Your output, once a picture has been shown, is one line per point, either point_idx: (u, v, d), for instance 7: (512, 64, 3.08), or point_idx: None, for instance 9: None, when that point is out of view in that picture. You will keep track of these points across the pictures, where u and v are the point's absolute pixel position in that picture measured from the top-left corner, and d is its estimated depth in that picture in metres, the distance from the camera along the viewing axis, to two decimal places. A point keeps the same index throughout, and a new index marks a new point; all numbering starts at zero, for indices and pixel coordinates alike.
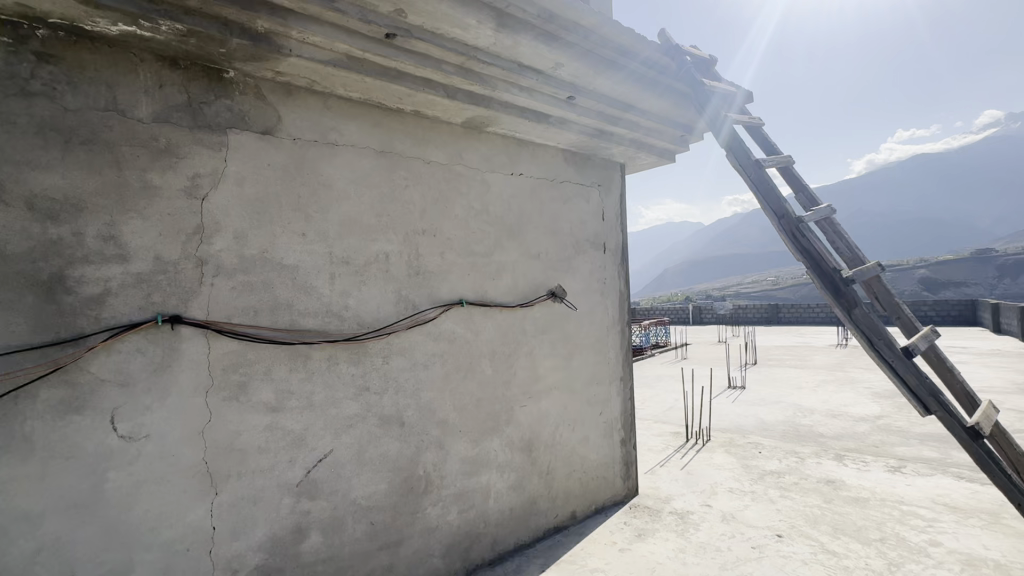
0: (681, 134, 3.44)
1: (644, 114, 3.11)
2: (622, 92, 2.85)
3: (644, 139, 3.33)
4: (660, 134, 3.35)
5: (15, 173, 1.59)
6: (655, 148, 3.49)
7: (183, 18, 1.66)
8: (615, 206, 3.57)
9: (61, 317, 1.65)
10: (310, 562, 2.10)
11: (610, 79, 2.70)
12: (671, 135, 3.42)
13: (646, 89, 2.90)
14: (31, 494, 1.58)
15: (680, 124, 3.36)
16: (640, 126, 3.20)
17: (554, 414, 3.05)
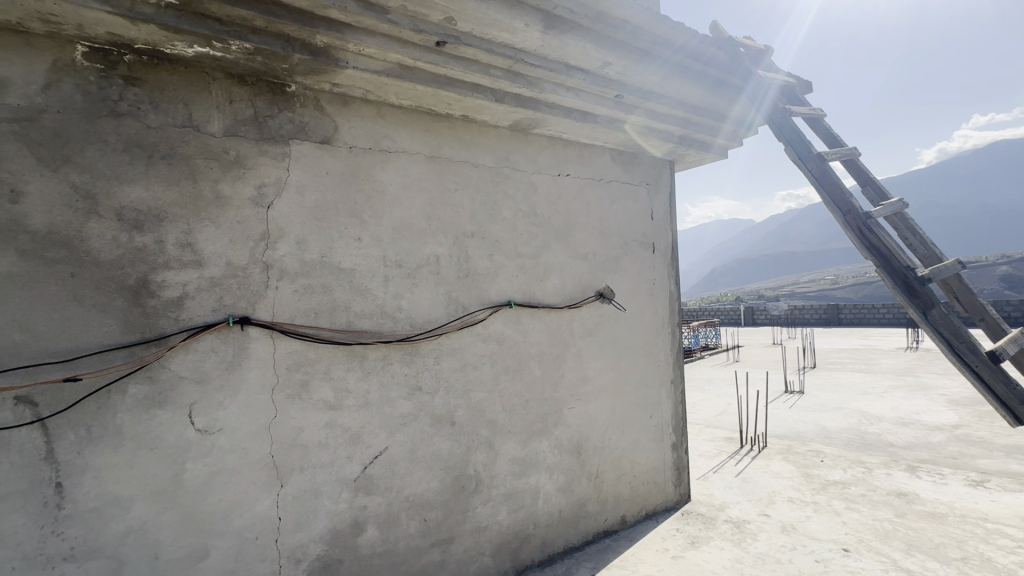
0: (735, 129, 3.33)
1: (696, 110, 3.03)
2: (672, 88, 2.79)
3: (695, 136, 3.25)
4: (713, 130, 3.26)
5: (107, 188, 1.75)
6: (707, 146, 3.40)
7: (251, 37, 1.77)
8: (665, 205, 3.50)
9: (146, 318, 1.79)
10: (367, 555, 2.18)
11: (660, 75, 2.65)
12: (724, 131, 3.32)
13: (697, 84, 2.83)
14: (121, 480, 1.72)
15: (734, 120, 3.25)
16: (691, 123, 3.13)
17: (603, 417, 3.02)
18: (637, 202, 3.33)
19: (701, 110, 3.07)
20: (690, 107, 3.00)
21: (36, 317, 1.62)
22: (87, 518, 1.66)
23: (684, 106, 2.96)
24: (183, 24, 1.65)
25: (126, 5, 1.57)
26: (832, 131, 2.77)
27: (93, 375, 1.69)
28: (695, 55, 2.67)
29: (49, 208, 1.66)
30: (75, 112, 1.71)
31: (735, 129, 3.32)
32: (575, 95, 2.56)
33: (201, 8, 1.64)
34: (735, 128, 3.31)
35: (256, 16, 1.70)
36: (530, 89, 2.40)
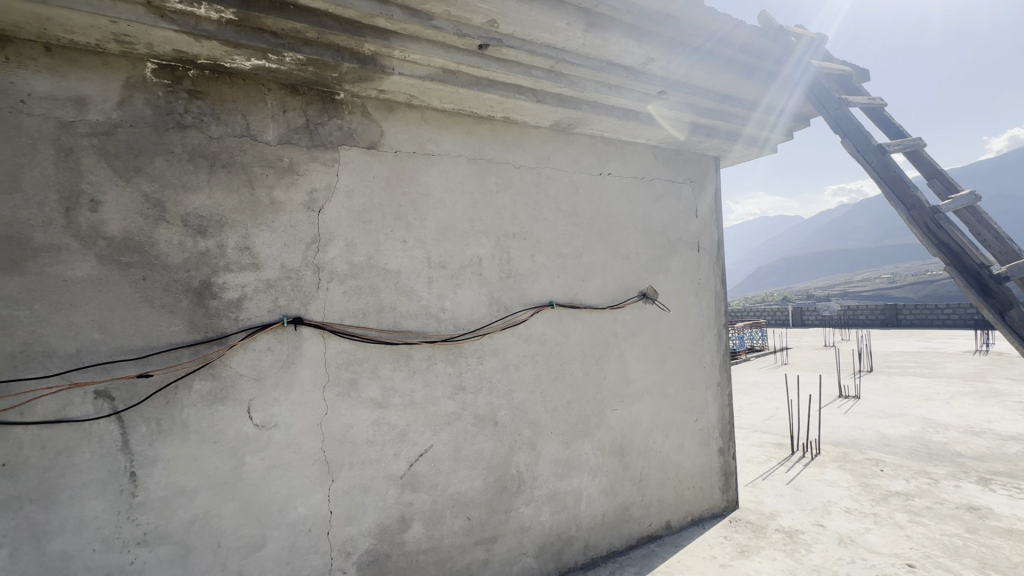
0: (775, 121, 3.14)
1: (732, 101, 2.88)
2: (715, 81, 2.69)
3: (732, 128, 3.09)
4: (750, 122, 3.08)
5: (174, 196, 1.86)
6: (744, 139, 3.22)
7: (303, 49, 1.84)
8: (704, 203, 3.36)
9: (209, 319, 1.89)
10: (413, 551, 2.23)
11: (705, 69, 2.58)
12: (763, 123, 3.13)
13: (734, 74, 2.68)
14: (187, 471, 1.82)
15: (773, 110, 3.06)
16: (726, 116, 2.97)
17: (646, 419, 2.96)
18: (680, 200, 3.25)
19: (739, 99, 2.91)
20: (726, 98, 2.85)
21: (112, 317, 1.75)
22: (158, 506, 1.78)
23: (720, 98, 2.81)
24: (242, 38, 1.73)
25: (191, 23, 1.66)
26: (894, 121, 2.62)
27: (162, 371, 1.81)
28: (732, 44, 2.53)
29: (123, 215, 1.78)
30: (145, 126, 1.83)
31: (775, 120, 3.12)
32: (617, 93, 2.52)
33: (257, 23, 1.71)
34: (775, 118, 3.12)
35: (308, 28, 1.76)
36: (571, 88, 2.39)
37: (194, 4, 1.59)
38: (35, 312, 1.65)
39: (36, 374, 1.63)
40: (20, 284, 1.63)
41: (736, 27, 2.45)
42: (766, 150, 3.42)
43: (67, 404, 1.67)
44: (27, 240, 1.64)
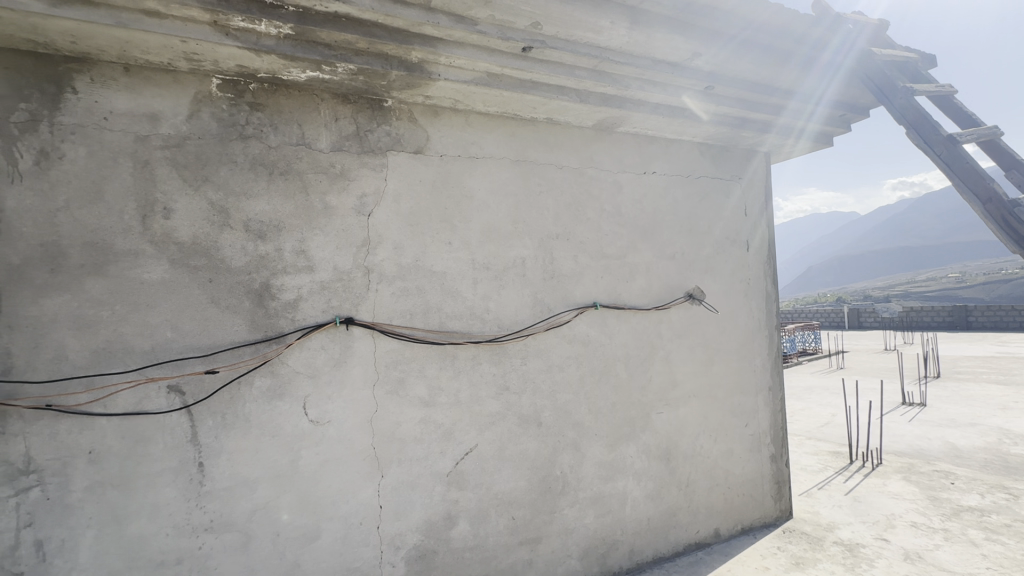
0: (813, 109, 2.93)
1: (773, 92, 2.73)
2: (766, 74, 2.60)
3: (766, 119, 2.90)
4: (786, 112, 2.89)
5: (237, 203, 1.97)
6: (778, 128, 3.03)
7: (354, 59, 1.91)
8: (740, 200, 3.20)
9: (268, 318, 1.99)
10: (459, 548, 2.26)
11: (755, 62, 2.49)
12: (800, 112, 2.93)
13: (777, 64, 2.55)
14: (249, 463, 1.93)
15: (811, 97, 2.86)
16: (761, 106, 2.80)
17: (693, 423, 2.89)
18: (727, 197, 3.15)
19: (782, 90, 2.76)
20: (766, 88, 2.70)
21: (183, 317, 1.87)
22: (223, 495, 1.88)
23: (754, 87, 2.65)
24: (298, 51, 1.82)
25: (253, 39, 1.76)
26: (966, 110, 2.44)
27: (226, 368, 1.92)
28: (774, 32, 2.39)
29: (192, 222, 1.90)
30: (211, 138, 1.94)
31: (813, 108, 2.92)
32: (661, 90, 2.47)
33: (311, 36, 1.79)
34: (829, 110, 2.97)
35: (359, 39, 1.82)
36: (615, 87, 2.37)
37: (255, 21, 1.68)
38: (117, 312, 1.79)
39: (118, 369, 1.77)
40: (104, 286, 1.78)
41: (775, 14, 2.31)
42: (802, 140, 3.20)
43: (144, 397, 1.80)
44: (109, 245, 1.79)
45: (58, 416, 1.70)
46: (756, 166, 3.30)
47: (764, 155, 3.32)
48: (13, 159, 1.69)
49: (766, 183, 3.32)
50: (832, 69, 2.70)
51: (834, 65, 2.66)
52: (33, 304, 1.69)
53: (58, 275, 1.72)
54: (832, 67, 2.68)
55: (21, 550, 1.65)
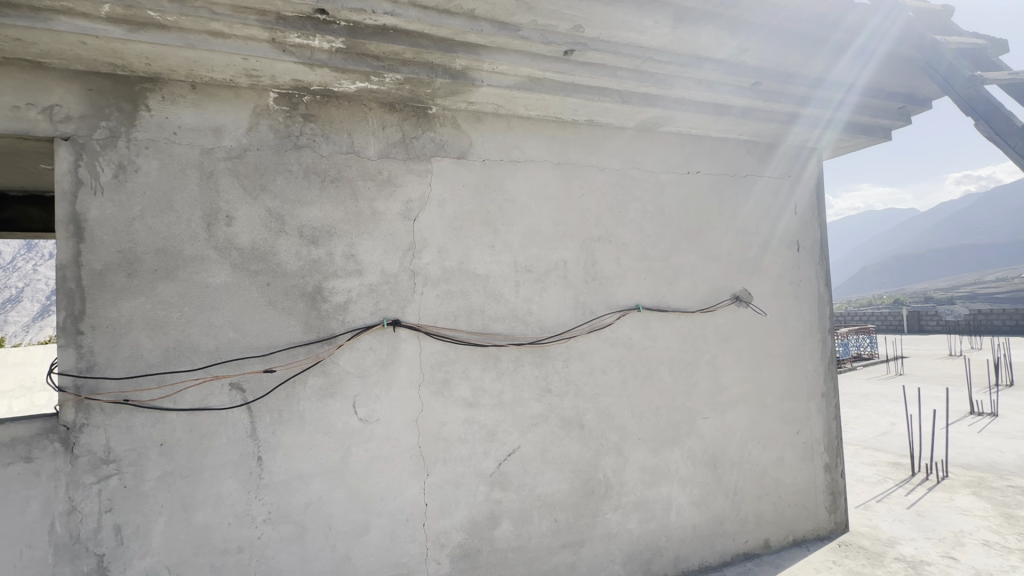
0: (844, 97, 2.71)
1: (827, 85, 2.60)
2: (821, 67, 2.49)
3: (791, 110, 2.71)
4: (813, 102, 2.69)
5: (292, 210, 2.07)
6: (803, 119, 2.82)
7: (401, 69, 1.97)
8: (763, 196, 3.01)
9: (321, 320, 2.08)
10: (502, 548, 2.28)
11: (811, 55, 2.40)
12: (829, 101, 2.71)
13: (824, 55, 2.42)
14: (304, 459, 2.02)
15: (841, 84, 2.64)
16: (785, 96, 2.62)
17: (741, 429, 2.80)
18: (778, 198, 3.05)
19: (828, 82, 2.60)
20: (820, 82, 2.59)
21: (244, 319, 1.98)
22: (280, 488, 1.98)
23: (778, 78, 2.48)
24: (350, 63, 1.90)
25: (307, 54, 1.85)
26: None
27: (283, 367, 2.01)
28: (812, 18, 2.25)
29: (252, 229, 2.01)
30: (269, 149, 2.05)
31: (843, 96, 2.70)
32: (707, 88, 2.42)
33: (362, 48, 1.86)
34: (890, 102, 2.83)
35: (406, 49, 1.88)
36: (657, 87, 2.34)
37: (310, 36, 1.76)
38: (185, 313, 1.91)
39: (187, 367, 1.90)
40: (174, 290, 1.90)
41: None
42: (831, 131, 2.97)
43: (208, 394, 1.92)
44: (179, 252, 1.91)
45: (135, 410, 1.83)
46: (780, 160, 3.09)
47: (787, 148, 3.10)
48: (95, 173, 1.84)
49: (791, 178, 3.11)
50: (864, 55, 2.49)
51: (868, 47, 2.45)
52: (113, 306, 1.83)
53: (134, 279, 1.86)
54: (865, 52, 2.47)
55: (101, 533, 1.78)
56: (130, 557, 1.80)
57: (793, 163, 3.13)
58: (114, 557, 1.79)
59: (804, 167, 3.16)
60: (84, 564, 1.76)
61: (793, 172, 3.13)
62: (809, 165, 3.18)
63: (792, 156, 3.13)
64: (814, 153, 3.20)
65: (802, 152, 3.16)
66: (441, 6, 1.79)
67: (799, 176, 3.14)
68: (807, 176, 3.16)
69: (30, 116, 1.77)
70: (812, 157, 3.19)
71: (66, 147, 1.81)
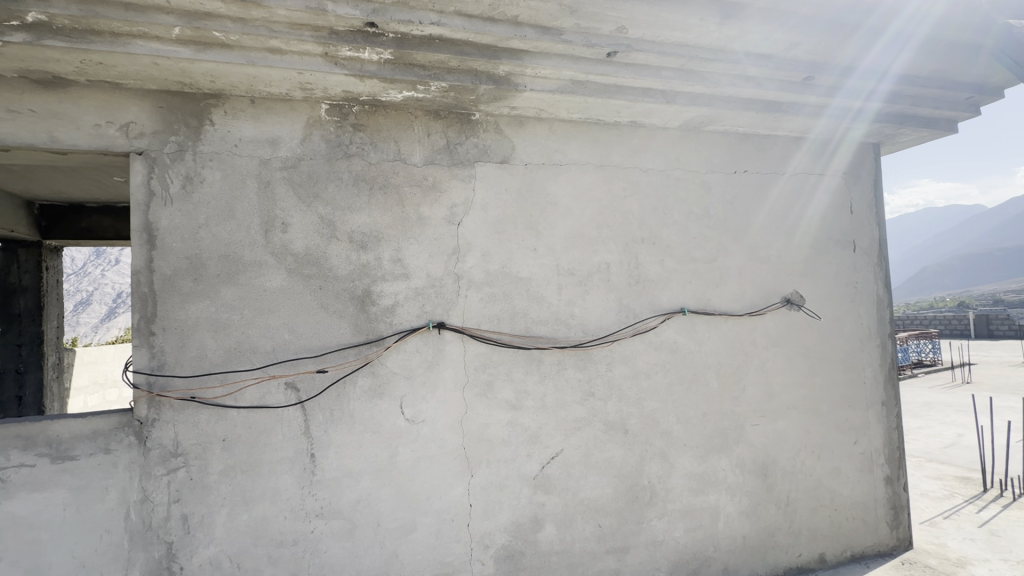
0: (876, 86, 2.50)
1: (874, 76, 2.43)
2: (885, 59, 2.35)
3: (818, 101, 2.53)
4: (843, 91, 2.49)
5: (342, 216, 2.15)
6: (829, 111, 2.63)
7: (446, 77, 2.02)
8: (785, 193, 2.83)
9: (370, 322, 2.14)
10: (546, 551, 2.28)
11: (877, 48, 2.27)
12: (860, 91, 2.51)
13: (862, 43, 2.22)
14: (354, 457, 2.08)
15: (874, 72, 2.43)
16: (812, 87, 2.45)
17: (794, 437, 2.69)
18: (833, 196, 2.92)
19: (858, 72, 2.39)
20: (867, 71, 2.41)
21: (298, 321, 2.07)
22: (332, 484, 2.05)
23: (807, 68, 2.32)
24: (397, 74, 1.96)
25: (357, 66, 1.92)
26: None
27: (334, 368, 2.09)
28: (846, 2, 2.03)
29: (306, 235, 2.10)
30: (321, 158, 2.14)
31: (875, 85, 2.49)
32: (756, 86, 2.36)
33: (409, 59, 1.92)
34: (953, 93, 2.65)
35: (451, 58, 1.92)
36: (703, 85, 2.29)
37: (360, 49, 1.83)
38: (245, 316, 2.02)
39: (247, 367, 2.00)
40: (235, 293, 2.01)
41: None
42: (861, 122, 2.75)
43: (266, 393, 2.01)
44: (239, 257, 2.02)
45: (200, 407, 1.95)
46: (803, 157, 2.89)
47: (812, 142, 2.90)
48: (164, 185, 1.97)
49: (815, 175, 2.91)
50: (902, 41, 2.24)
51: (903, 36, 2.21)
52: (182, 309, 1.95)
53: (199, 283, 1.98)
54: (901, 39, 2.23)
55: (171, 522, 1.90)
56: (196, 546, 1.91)
57: (819, 158, 2.93)
58: (182, 545, 1.90)
59: (830, 163, 2.95)
60: (155, 551, 1.88)
61: (816, 169, 2.92)
62: (834, 161, 2.97)
63: (816, 152, 2.92)
64: (843, 145, 2.97)
65: (829, 147, 2.95)
66: (485, 14, 1.82)
67: (825, 172, 2.93)
68: (834, 172, 2.95)
69: (109, 133, 1.92)
70: (840, 150, 2.98)
71: (140, 161, 1.95)
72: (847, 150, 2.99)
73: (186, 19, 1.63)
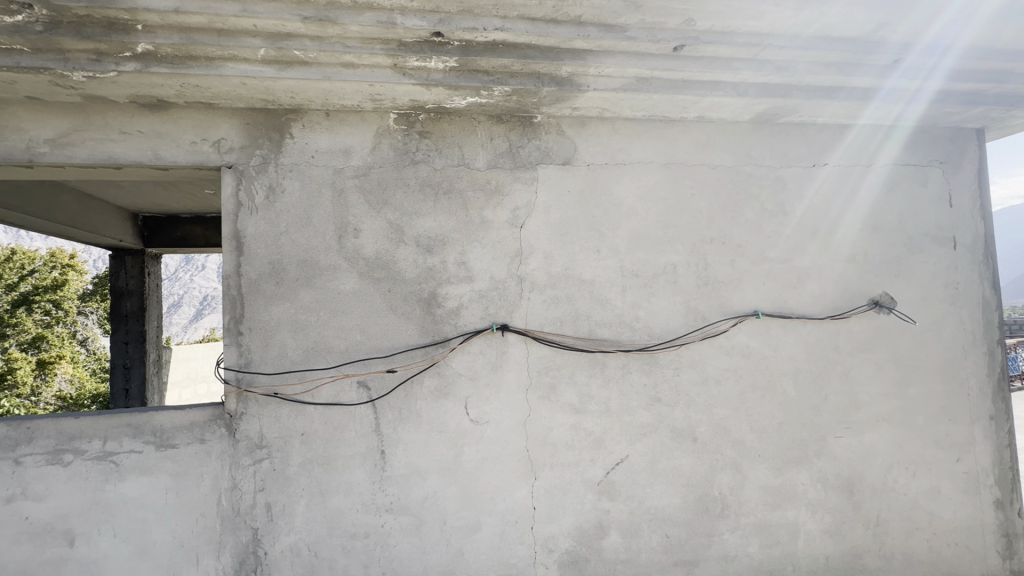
0: (938, 63, 2.19)
1: (932, 52, 2.13)
2: (970, 33, 2.05)
3: (869, 83, 2.27)
4: (898, 71, 2.22)
5: (410, 221, 2.22)
6: (881, 95, 2.35)
7: (509, 81, 2.03)
8: (823, 187, 2.57)
9: (435, 323, 2.20)
10: (611, 559, 2.23)
11: (949, 22, 1.97)
12: (918, 70, 2.22)
13: (928, 15, 1.93)
14: (421, 455, 2.14)
15: (935, 48, 2.13)
16: (862, 67, 2.20)
17: (883, 452, 2.47)
18: (925, 187, 2.66)
19: (913, 48, 2.12)
20: (923, 49, 2.12)
21: (369, 322, 2.16)
22: (400, 481, 2.12)
23: (865, 48, 2.09)
24: (461, 81, 2.00)
25: (424, 75, 1.97)
26: None
27: (403, 368, 2.16)
28: None
29: (376, 240, 2.19)
30: (389, 165, 2.22)
31: (936, 62, 2.19)
32: (831, 71, 2.18)
33: (473, 65, 1.95)
34: None
35: (514, 61, 1.94)
36: (778, 75, 2.16)
37: (427, 58, 1.88)
38: (321, 317, 2.13)
39: (323, 366, 2.11)
40: (312, 296, 2.13)
41: None
42: (917, 105, 2.44)
43: (340, 391, 2.11)
44: (316, 262, 2.14)
45: (281, 403, 2.08)
46: (847, 147, 2.62)
47: (859, 129, 2.62)
48: (250, 195, 2.12)
49: (861, 167, 2.62)
50: (971, 10, 1.93)
51: (972, 7, 1.91)
52: (266, 310, 2.10)
53: (281, 286, 2.11)
54: (971, 7, 1.91)
55: (256, 509, 2.03)
56: (278, 533, 2.04)
57: (866, 148, 2.64)
58: (266, 532, 2.03)
59: (881, 152, 2.66)
60: (243, 535, 2.02)
61: (863, 159, 2.63)
62: (884, 150, 2.66)
63: (864, 139, 2.64)
64: (894, 131, 2.65)
65: (878, 132, 2.65)
66: (548, 16, 1.81)
67: (872, 163, 2.64)
68: (885, 161, 2.65)
69: (204, 149, 2.10)
70: (890, 138, 2.66)
71: (229, 174, 2.11)
72: (900, 135, 2.67)
73: (270, 40, 1.75)
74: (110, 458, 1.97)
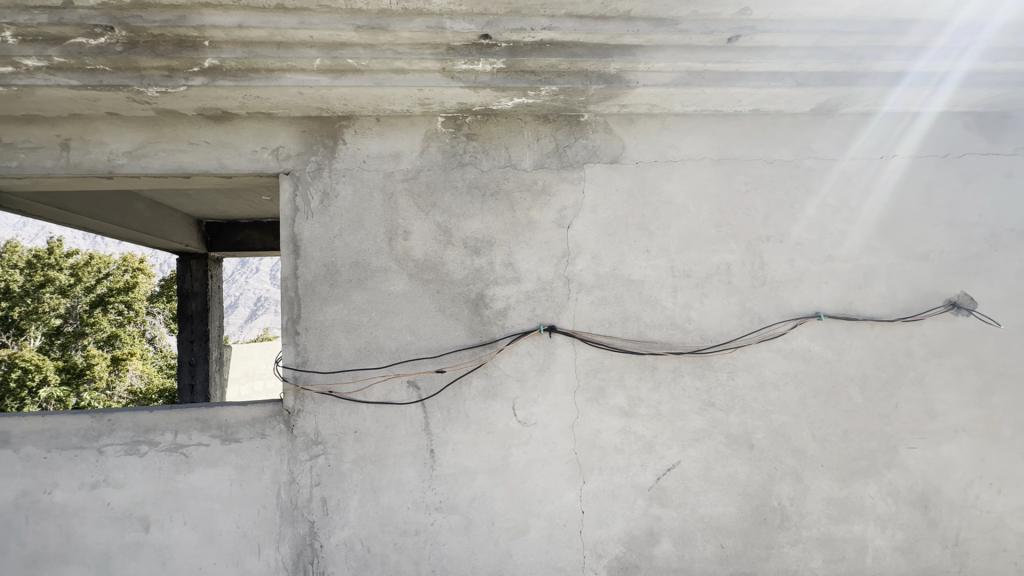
0: (972, 41, 2.00)
1: (965, 29, 1.95)
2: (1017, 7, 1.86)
3: (895, 67, 2.09)
4: (928, 52, 2.04)
5: (457, 223, 2.24)
6: (907, 81, 2.16)
7: (556, 80, 2.01)
8: (848, 181, 2.38)
9: (483, 324, 2.21)
10: (663, 568, 2.17)
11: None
12: (952, 50, 2.03)
13: None
14: (470, 455, 2.16)
15: (970, 25, 1.94)
16: (890, 51, 2.04)
17: (963, 465, 2.28)
18: (1009, 178, 2.44)
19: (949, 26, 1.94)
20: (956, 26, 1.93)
21: (419, 322, 2.19)
22: (449, 481, 2.14)
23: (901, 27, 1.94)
24: (508, 82, 1.99)
25: (472, 78, 1.98)
26: None
27: (451, 368, 2.18)
28: None
29: (425, 242, 2.22)
30: (437, 168, 2.25)
31: (969, 41, 2.00)
32: (891, 56, 2.04)
33: (521, 66, 1.95)
34: None
35: (562, 61, 1.92)
36: (840, 62, 2.03)
37: (475, 61, 1.89)
38: (372, 317, 2.18)
39: (374, 365, 2.16)
40: (364, 297, 2.19)
41: None
42: (943, 90, 2.23)
43: (391, 390, 2.16)
44: (368, 263, 2.20)
45: (336, 400, 2.15)
46: (867, 137, 2.42)
47: (879, 119, 2.41)
48: (306, 199, 2.20)
49: (881, 159, 2.41)
50: None
51: None
52: (321, 311, 2.17)
53: (335, 287, 2.18)
54: None
55: (312, 503, 2.11)
56: (333, 527, 2.10)
57: (887, 138, 2.43)
58: (322, 526, 2.10)
59: (903, 141, 2.44)
60: (301, 528, 2.10)
61: (882, 151, 2.42)
62: (906, 141, 2.44)
63: (884, 130, 2.43)
64: (919, 120, 2.43)
65: (899, 122, 2.43)
66: (597, 13, 1.79)
67: (893, 153, 2.43)
68: (906, 152, 2.43)
69: (263, 157, 2.20)
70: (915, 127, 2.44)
71: (287, 180, 2.20)
72: (932, 123, 2.44)
73: (325, 50, 1.81)
74: (180, 449, 2.09)
